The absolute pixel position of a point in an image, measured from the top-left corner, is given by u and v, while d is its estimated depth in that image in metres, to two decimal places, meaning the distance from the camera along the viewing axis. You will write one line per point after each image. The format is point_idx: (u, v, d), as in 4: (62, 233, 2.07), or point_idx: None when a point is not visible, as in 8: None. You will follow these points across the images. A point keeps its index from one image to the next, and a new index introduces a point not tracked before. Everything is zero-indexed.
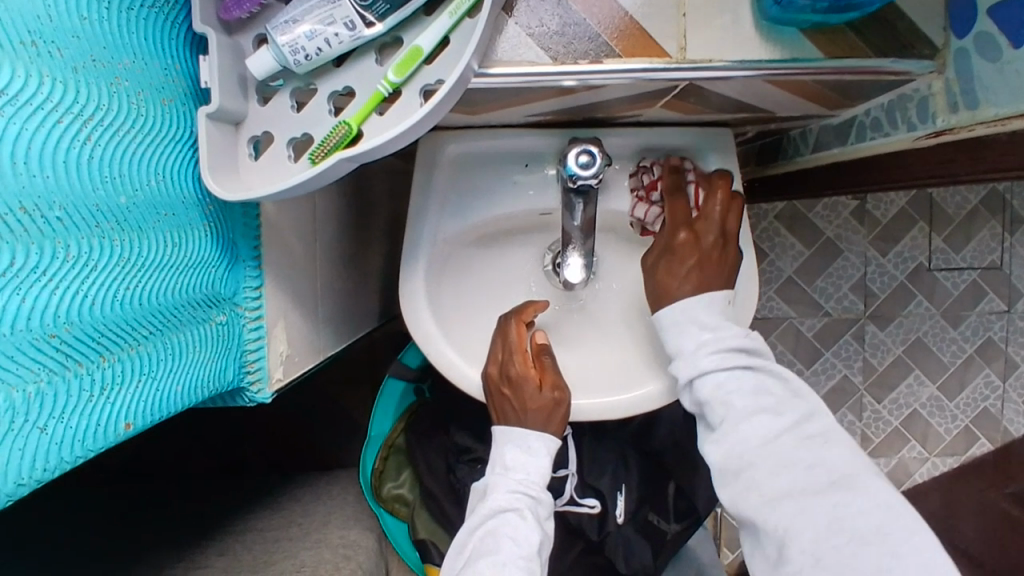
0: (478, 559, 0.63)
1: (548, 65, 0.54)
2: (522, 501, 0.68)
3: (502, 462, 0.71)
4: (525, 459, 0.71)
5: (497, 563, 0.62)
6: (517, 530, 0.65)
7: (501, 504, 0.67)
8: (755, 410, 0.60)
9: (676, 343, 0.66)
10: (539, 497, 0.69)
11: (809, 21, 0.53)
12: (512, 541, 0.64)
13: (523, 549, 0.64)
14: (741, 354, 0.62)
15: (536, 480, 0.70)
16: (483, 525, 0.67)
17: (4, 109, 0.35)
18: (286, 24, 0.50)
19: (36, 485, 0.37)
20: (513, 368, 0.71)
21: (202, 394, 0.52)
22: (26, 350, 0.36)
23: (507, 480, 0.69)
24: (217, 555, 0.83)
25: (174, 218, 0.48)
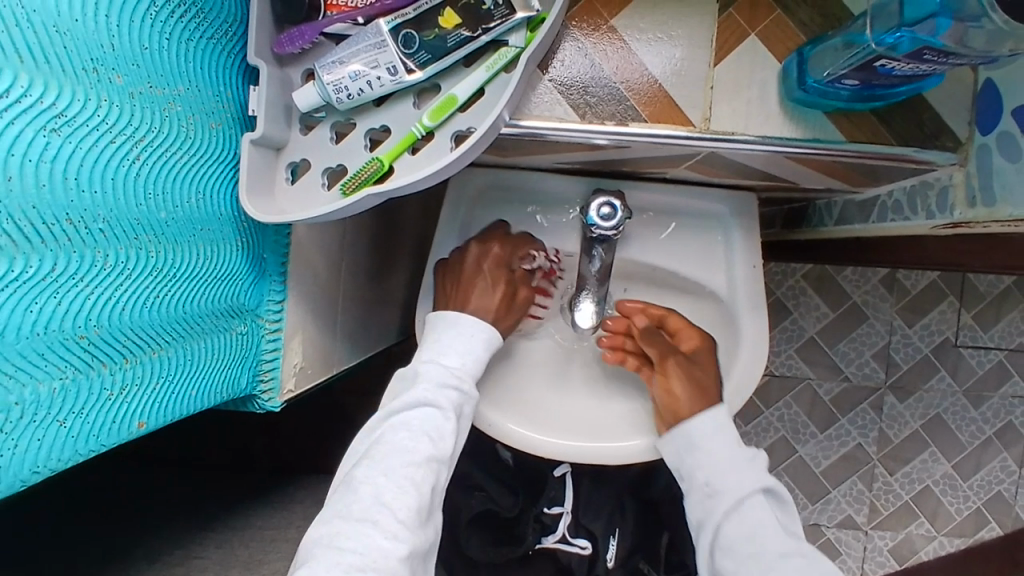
0: (387, 450, 0.59)
1: (575, 123, 0.56)
2: (451, 398, 0.63)
3: (438, 347, 0.67)
4: (463, 349, 0.67)
5: (410, 466, 0.58)
6: (437, 429, 0.61)
7: (424, 398, 0.62)
8: (791, 550, 0.60)
9: (718, 454, 0.67)
10: (468, 395, 0.65)
11: (833, 106, 0.54)
12: (429, 439, 0.60)
13: (433, 452, 0.60)
14: (774, 487, 0.65)
15: (468, 372, 0.66)
16: (399, 413, 0.62)
17: (63, 129, 0.38)
18: (333, 64, 0.53)
19: (49, 474, 0.40)
20: (498, 251, 0.74)
21: (215, 398, 0.55)
22: (55, 349, 0.39)
23: (439, 368, 0.64)
24: (215, 547, 0.85)
25: (209, 233, 0.52)
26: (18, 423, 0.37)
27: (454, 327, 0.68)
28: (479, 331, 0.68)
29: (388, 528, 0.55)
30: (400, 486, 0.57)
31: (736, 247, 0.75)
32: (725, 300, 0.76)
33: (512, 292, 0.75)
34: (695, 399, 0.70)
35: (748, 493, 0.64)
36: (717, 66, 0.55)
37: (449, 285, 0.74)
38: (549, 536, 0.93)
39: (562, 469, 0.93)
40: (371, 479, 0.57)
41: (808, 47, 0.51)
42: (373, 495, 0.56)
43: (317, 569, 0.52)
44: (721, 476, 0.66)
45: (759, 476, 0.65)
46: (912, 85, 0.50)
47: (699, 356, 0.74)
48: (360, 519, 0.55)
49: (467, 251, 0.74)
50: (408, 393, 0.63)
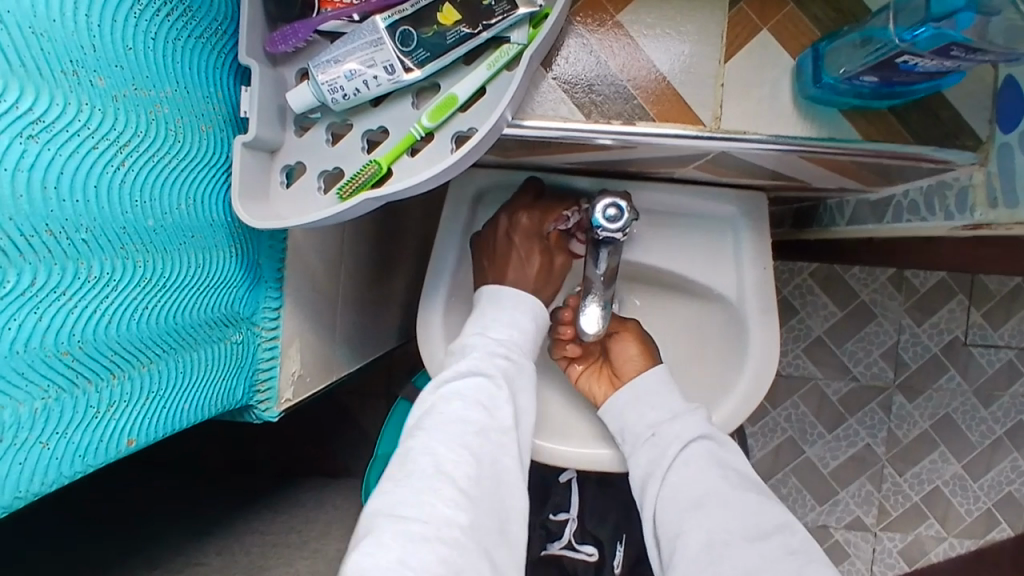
0: (441, 420, 0.56)
1: (580, 123, 0.54)
2: (500, 366, 0.62)
3: (485, 319, 0.66)
4: (508, 322, 0.66)
5: (467, 434, 0.56)
6: (491, 395, 0.59)
7: (474, 366, 0.61)
8: (735, 497, 0.59)
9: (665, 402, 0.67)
10: (518, 365, 0.64)
11: (849, 104, 0.52)
12: (483, 408, 0.58)
13: (491, 419, 0.58)
14: (716, 435, 0.64)
15: (516, 343, 0.65)
16: (449, 384, 0.59)
17: (41, 136, 0.36)
18: (328, 63, 0.51)
19: (33, 497, 0.38)
20: (527, 219, 0.71)
21: (210, 410, 0.53)
22: (37, 367, 0.37)
23: (487, 339, 0.64)
24: (214, 554, 0.84)
25: (200, 240, 0.50)
26: None
27: (499, 301, 0.67)
28: (525, 305, 0.68)
29: (449, 498, 0.51)
30: (458, 452, 0.54)
31: (745, 249, 0.72)
32: (734, 303, 0.74)
33: (549, 260, 0.75)
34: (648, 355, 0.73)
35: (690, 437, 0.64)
36: (727, 63, 0.53)
37: (484, 261, 0.72)
38: (555, 542, 0.91)
39: (568, 474, 0.94)
40: (427, 450, 0.54)
41: (823, 42, 0.49)
42: (431, 462, 0.53)
43: (380, 538, 0.48)
44: (667, 423, 0.65)
45: (700, 423, 0.65)
46: (932, 82, 0.48)
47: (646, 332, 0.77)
48: (419, 487, 0.51)
49: (496, 223, 0.73)
50: (459, 363, 0.61)
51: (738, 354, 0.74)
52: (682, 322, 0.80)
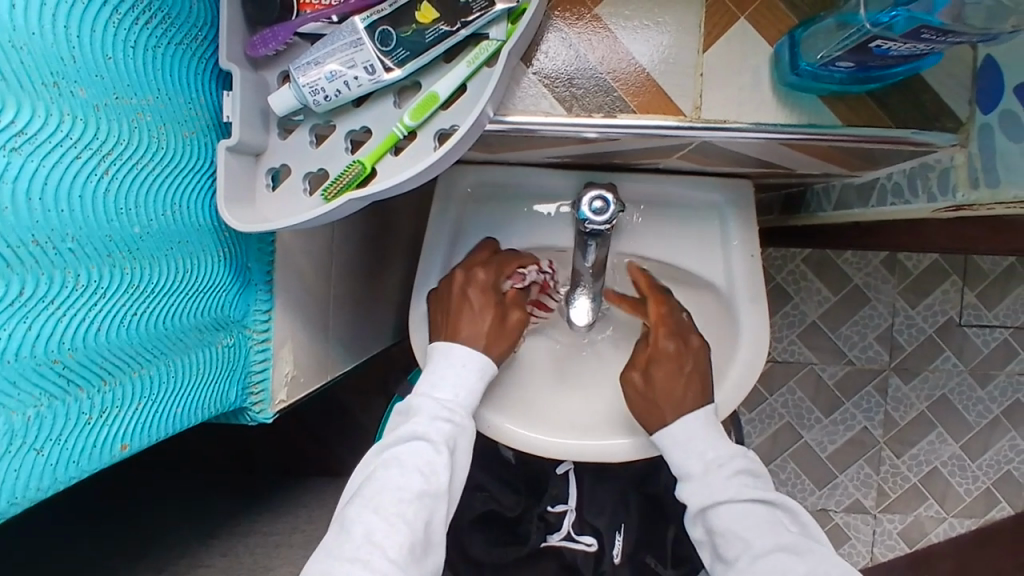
0: (378, 487, 0.56)
1: (562, 117, 0.54)
2: (443, 431, 0.61)
3: (431, 379, 0.65)
4: (454, 381, 0.64)
5: (401, 502, 0.56)
6: (429, 462, 0.58)
7: (416, 429, 0.60)
8: (773, 546, 0.58)
9: (683, 465, 0.64)
10: (461, 428, 0.63)
11: (828, 90, 0.52)
12: (420, 474, 0.57)
13: (427, 483, 0.57)
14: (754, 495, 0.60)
15: (463, 403, 0.64)
16: (393, 448, 0.59)
17: (24, 148, 0.36)
18: (308, 65, 0.51)
19: (30, 503, 0.39)
20: (481, 276, 0.71)
21: (203, 413, 0.54)
22: (27, 376, 0.37)
23: (430, 401, 0.62)
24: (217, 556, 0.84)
25: (188, 246, 0.50)
26: None
27: (447, 358, 0.65)
28: (472, 362, 0.65)
29: (378, 568, 0.52)
30: (390, 523, 0.54)
31: (733, 237, 0.73)
32: (724, 290, 0.74)
33: (502, 314, 0.71)
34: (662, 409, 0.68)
35: (714, 504, 0.61)
36: (707, 52, 0.53)
37: (439, 315, 0.71)
38: (554, 533, 0.92)
39: (566, 466, 0.93)
40: (361, 519, 0.55)
41: (800, 29, 0.50)
42: (363, 532, 0.53)
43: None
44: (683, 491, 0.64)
45: (728, 484, 0.61)
46: (910, 65, 0.48)
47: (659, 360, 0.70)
48: (351, 558, 0.52)
49: (450, 279, 0.72)
50: (404, 426, 0.61)
51: (730, 343, 0.74)
52: None
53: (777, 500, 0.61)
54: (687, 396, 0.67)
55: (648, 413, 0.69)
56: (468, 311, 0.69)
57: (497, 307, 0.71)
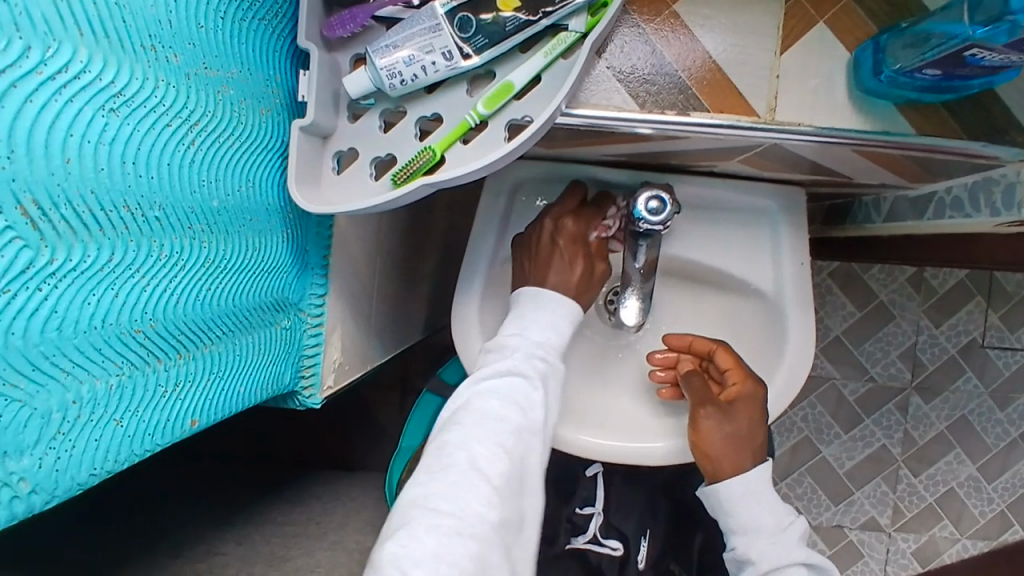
0: (476, 415, 0.53)
1: (634, 112, 0.54)
2: (538, 367, 0.58)
3: (522, 321, 0.62)
4: (546, 325, 0.62)
5: (502, 432, 0.53)
6: (526, 396, 0.55)
7: (509, 366, 0.57)
8: None
9: (752, 518, 0.68)
10: (556, 369, 0.60)
11: (904, 97, 0.52)
12: (519, 407, 0.55)
13: (524, 418, 0.55)
14: (809, 560, 0.66)
15: (556, 345, 0.61)
16: (488, 381, 0.56)
17: (121, 110, 0.35)
18: (386, 48, 0.51)
19: (104, 476, 0.37)
20: (571, 225, 0.69)
21: (259, 395, 0.53)
22: (112, 344, 0.36)
23: (526, 340, 0.60)
24: (234, 544, 0.83)
25: (257, 223, 0.50)
26: (74, 424, 0.34)
27: (539, 302, 0.63)
28: (561, 306, 0.64)
29: (483, 494, 0.49)
30: (495, 452, 0.51)
31: (784, 244, 0.72)
32: (770, 296, 0.74)
33: (590, 265, 0.70)
34: (728, 458, 0.69)
35: (784, 565, 0.65)
36: (783, 54, 0.53)
37: (526, 265, 0.69)
38: (580, 536, 0.91)
39: (595, 468, 0.93)
40: (464, 445, 0.51)
41: (884, 35, 0.50)
42: (466, 458, 0.50)
43: (415, 532, 0.46)
44: (747, 546, 0.67)
45: (795, 549, 0.66)
46: (991, 77, 0.48)
47: (740, 403, 0.70)
48: (456, 482, 0.49)
49: (540, 228, 0.70)
50: (497, 362, 0.58)
51: (775, 350, 0.74)
52: (710, 313, 0.80)
53: (823, 566, 0.66)
54: (757, 444, 0.71)
55: (726, 453, 0.69)
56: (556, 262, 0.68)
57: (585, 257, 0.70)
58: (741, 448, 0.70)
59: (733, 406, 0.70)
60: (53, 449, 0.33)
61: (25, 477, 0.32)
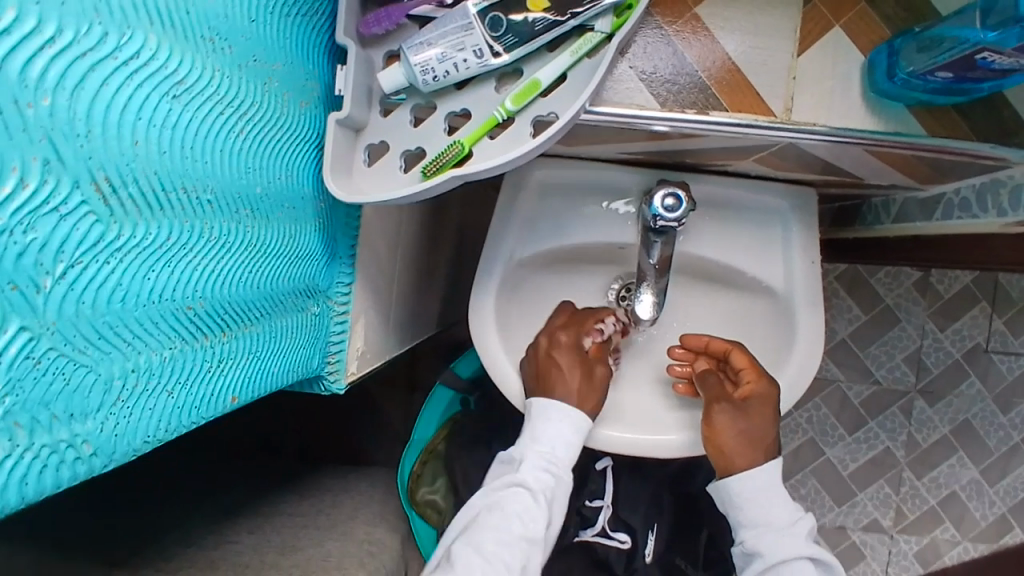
0: (481, 528, 0.65)
1: (655, 110, 0.56)
2: (544, 481, 0.69)
3: (533, 433, 0.71)
4: (558, 438, 0.71)
5: (504, 541, 0.64)
6: (530, 510, 0.66)
7: (517, 478, 0.68)
8: None
9: (764, 515, 0.70)
10: (561, 481, 0.71)
11: (916, 100, 0.54)
12: (522, 521, 0.66)
13: (527, 530, 0.66)
14: (817, 555, 0.67)
15: (562, 457, 0.71)
16: (495, 494, 0.68)
17: (182, 96, 0.37)
18: (419, 45, 0.53)
19: (156, 444, 0.39)
20: (566, 338, 0.74)
21: (291, 377, 0.55)
22: (167, 318, 0.38)
23: (535, 451, 0.71)
24: (246, 533, 0.83)
25: (293, 211, 0.52)
26: (132, 392, 0.36)
27: (546, 416, 0.71)
28: (570, 417, 0.71)
29: None
30: (490, 556, 0.63)
31: (795, 244, 0.75)
32: (781, 293, 0.76)
33: (588, 369, 0.74)
34: (743, 455, 0.71)
35: (792, 558, 0.67)
36: (801, 57, 0.55)
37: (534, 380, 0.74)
38: (588, 528, 0.92)
39: (604, 462, 0.94)
40: (470, 550, 0.63)
41: (899, 39, 0.52)
42: (474, 563, 0.62)
43: None
44: (755, 539, 0.69)
45: (804, 543, 0.68)
46: (1000, 81, 0.50)
47: (754, 401, 0.72)
48: None
49: (538, 345, 0.75)
50: (509, 476, 0.69)
51: (784, 346, 0.76)
52: (721, 310, 0.82)
53: (827, 560, 0.68)
54: (767, 442, 0.72)
55: (739, 449, 0.71)
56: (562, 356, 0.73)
57: (584, 366, 0.74)
58: (754, 447, 0.71)
59: (749, 404, 0.72)
60: (114, 414, 0.34)
61: (89, 439, 0.33)
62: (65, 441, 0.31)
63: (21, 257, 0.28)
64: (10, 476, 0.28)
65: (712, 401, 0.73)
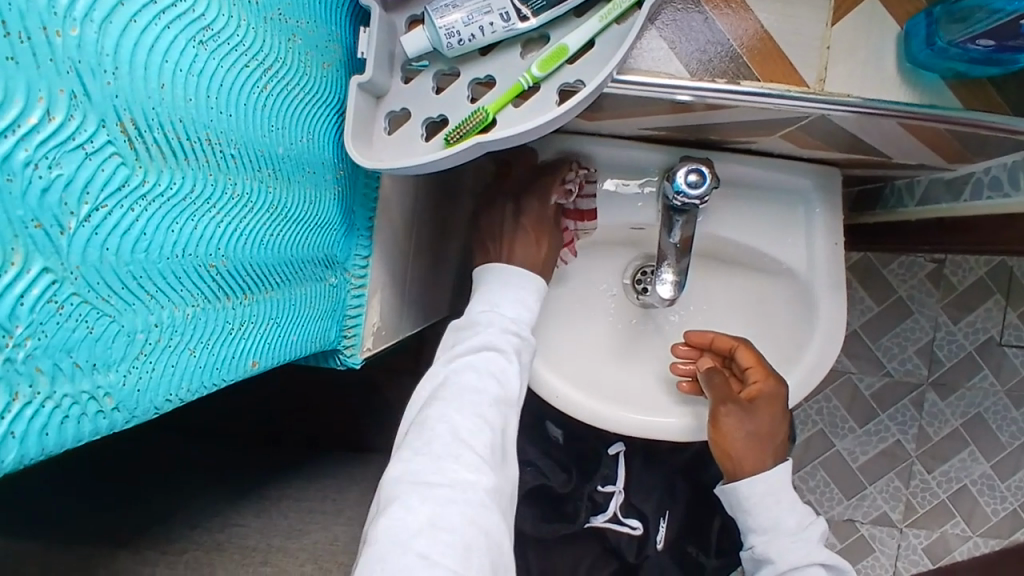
0: (456, 389, 0.56)
1: (685, 79, 0.55)
2: (512, 342, 0.62)
3: (490, 298, 0.65)
4: (516, 300, 0.66)
5: (483, 403, 0.55)
6: (502, 369, 0.59)
7: (482, 342, 0.60)
8: None
9: (774, 518, 0.69)
10: (526, 342, 0.64)
11: (953, 70, 0.53)
12: (496, 381, 0.58)
13: (504, 390, 0.58)
14: (829, 561, 0.66)
15: (524, 320, 0.65)
16: (460, 360, 0.59)
17: (208, 44, 0.36)
18: (445, 8, 0.52)
19: (178, 405, 0.38)
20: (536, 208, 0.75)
21: (309, 348, 0.54)
22: (190, 274, 0.37)
23: (499, 316, 0.63)
24: (254, 517, 0.81)
25: (314, 175, 0.51)
26: (155, 347, 0.35)
27: (505, 283, 0.67)
28: (529, 284, 0.67)
29: (470, 463, 0.51)
30: (476, 422, 0.54)
31: (818, 226, 0.73)
32: (803, 276, 0.74)
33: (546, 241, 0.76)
34: (752, 457, 0.71)
35: (804, 564, 0.66)
36: (835, 26, 0.53)
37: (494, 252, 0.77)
38: (600, 514, 0.91)
39: (617, 447, 0.93)
40: (445, 418, 0.53)
41: (939, 7, 0.50)
42: (452, 430, 0.52)
43: (409, 501, 0.48)
44: (766, 543, 0.68)
45: (816, 549, 0.67)
46: None
47: (761, 401, 0.72)
48: (441, 453, 0.51)
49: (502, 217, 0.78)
50: (468, 340, 0.61)
51: (805, 329, 0.75)
52: (740, 293, 0.81)
53: (840, 566, 0.67)
54: (775, 445, 0.72)
55: (747, 451, 0.71)
56: (521, 239, 0.75)
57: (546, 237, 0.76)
58: (762, 448, 0.71)
59: (756, 405, 0.71)
60: (137, 369, 0.33)
61: (111, 392, 0.32)
62: (87, 391, 0.30)
63: (46, 193, 0.27)
64: (30, 422, 0.27)
65: (719, 401, 0.72)
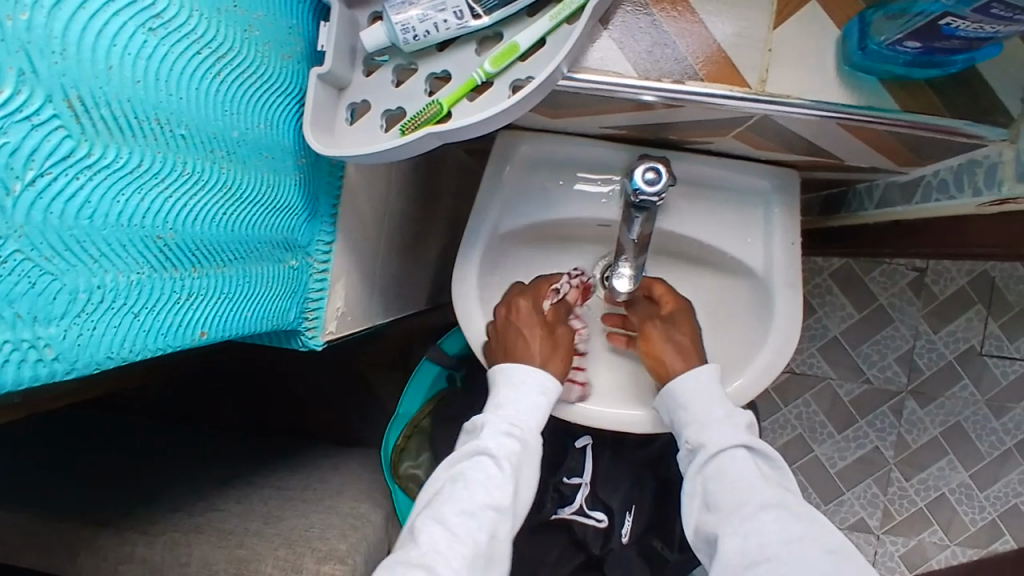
0: (448, 496, 0.60)
1: (633, 78, 0.57)
2: (509, 446, 0.64)
3: (494, 399, 0.69)
4: (521, 404, 0.68)
5: (465, 511, 0.59)
6: (495, 477, 0.62)
7: (480, 445, 0.64)
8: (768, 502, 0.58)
9: (704, 411, 0.67)
10: (528, 445, 0.66)
11: (890, 73, 0.55)
12: (486, 488, 0.61)
13: (492, 498, 0.60)
14: (753, 443, 0.64)
15: (527, 423, 0.67)
16: (458, 466, 0.63)
17: (159, 31, 0.39)
18: (401, 5, 0.54)
19: (121, 363, 0.40)
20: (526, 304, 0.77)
21: (265, 325, 0.56)
22: (136, 243, 0.39)
23: (496, 417, 0.67)
24: (233, 501, 0.82)
25: (273, 160, 0.53)
26: (98, 307, 0.37)
27: (509, 378, 0.70)
28: (536, 382, 0.70)
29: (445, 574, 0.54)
30: (461, 529, 0.57)
31: (776, 225, 0.75)
32: (761, 274, 0.76)
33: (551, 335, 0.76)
34: (681, 362, 0.72)
35: (727, 446, 0.64)
36: (778, 29, 0.55)
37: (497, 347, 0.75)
38: (566, 507, 0.93)
39: (584, 440, 0.95)
40: (428, 525, 0.57)
41: (871, 10, 0.52)
42: (431, 540, 0.56)
43: None
44: (698, 435, 0.66)
45: (740, 432, 0.65)
46: (971, 53, 0.51)
47: (678, 316, 0.76)
48: (419, 563, 0.54)
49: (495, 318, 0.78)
50: (470, 444, 0.65)
51: (762, 325, 0.77)
52: (702, 291, 0.83)
53: (763, 449, 0.64)
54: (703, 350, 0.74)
55: (675, 357, 0.73)
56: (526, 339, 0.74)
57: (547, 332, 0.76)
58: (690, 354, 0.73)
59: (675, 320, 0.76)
60: (78, 325, 0.36)
61: (51, 344, 0.34)
62: (28, 340, 0.33)
63: None
64: None
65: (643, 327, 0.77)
